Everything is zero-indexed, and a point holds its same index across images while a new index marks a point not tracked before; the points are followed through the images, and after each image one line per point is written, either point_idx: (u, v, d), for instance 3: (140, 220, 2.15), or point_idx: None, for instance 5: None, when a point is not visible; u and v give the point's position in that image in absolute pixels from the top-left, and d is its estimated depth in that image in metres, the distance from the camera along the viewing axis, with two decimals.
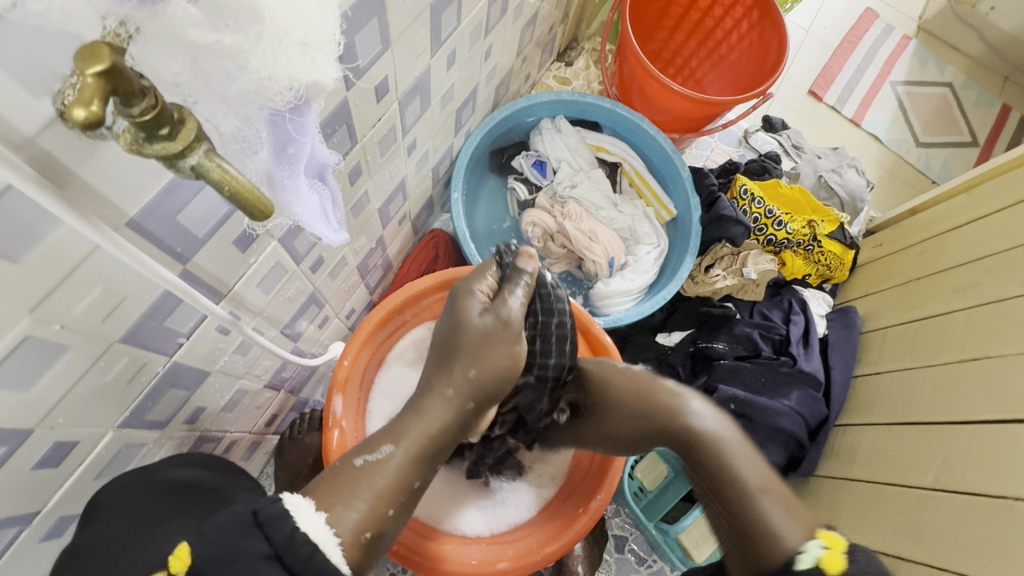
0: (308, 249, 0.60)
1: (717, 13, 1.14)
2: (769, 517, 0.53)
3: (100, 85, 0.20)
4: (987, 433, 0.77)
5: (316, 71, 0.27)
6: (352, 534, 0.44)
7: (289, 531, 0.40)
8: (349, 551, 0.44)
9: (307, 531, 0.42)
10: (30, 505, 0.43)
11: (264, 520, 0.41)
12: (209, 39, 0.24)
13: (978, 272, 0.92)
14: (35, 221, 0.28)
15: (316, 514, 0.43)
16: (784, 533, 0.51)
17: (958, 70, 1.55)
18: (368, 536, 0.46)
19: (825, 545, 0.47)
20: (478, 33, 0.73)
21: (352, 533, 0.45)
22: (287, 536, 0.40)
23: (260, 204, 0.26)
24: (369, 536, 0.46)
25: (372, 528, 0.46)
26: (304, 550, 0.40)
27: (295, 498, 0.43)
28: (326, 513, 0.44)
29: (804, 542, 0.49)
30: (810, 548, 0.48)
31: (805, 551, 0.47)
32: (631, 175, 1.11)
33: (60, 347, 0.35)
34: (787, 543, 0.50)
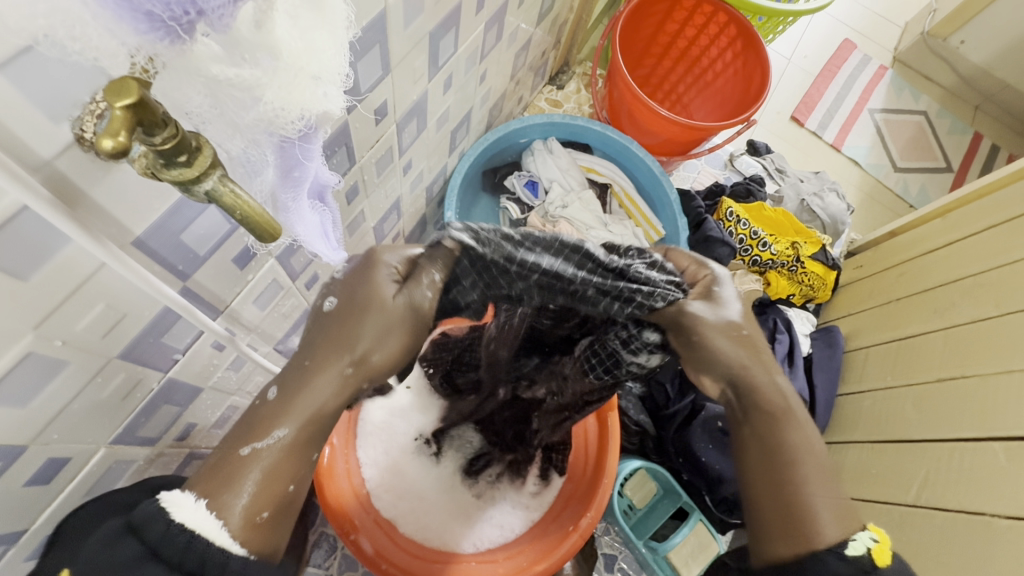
0: (304, 266, 0.60)
1: (703, 42, 1.18)
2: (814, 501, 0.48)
3: (127, 117, 0.21)
4: (966, 451, 0.79)
5: (327, 102, 0.29)
6: (241, 519, 0.40)
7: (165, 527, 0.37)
8: (239, 536, 0.39)
9: (181, 521, 0.38)
10: (17, 522, 0.42)
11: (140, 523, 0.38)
12: (228, 73, 0.25)
13: (955, 294, 0.95)
14: (45, 240, 0.29)
15: (194, 503, 0.39)
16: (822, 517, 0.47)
17: (932, 99, 1.62)
18: (264, 518, 0.41)
19: (877, 539, 0.46)
20: (474, 58, 0.75)
21: (244, 516, 0.40)
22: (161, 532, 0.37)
23: (269, 225, 0.28)
24: (266, 518, 0.41)
25: (270, 509, 0.41)
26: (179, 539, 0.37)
27: (175, 494, 0.39)
28: (207, 501, 0.39)
29: (854, 529, 0.47)
30: (863, 537, 0.46)
31: (858, 540, 0.46)
32: (621, 196, 1.15)
33: (60, 363, 0.36)
34: (826, 540, 0.46)
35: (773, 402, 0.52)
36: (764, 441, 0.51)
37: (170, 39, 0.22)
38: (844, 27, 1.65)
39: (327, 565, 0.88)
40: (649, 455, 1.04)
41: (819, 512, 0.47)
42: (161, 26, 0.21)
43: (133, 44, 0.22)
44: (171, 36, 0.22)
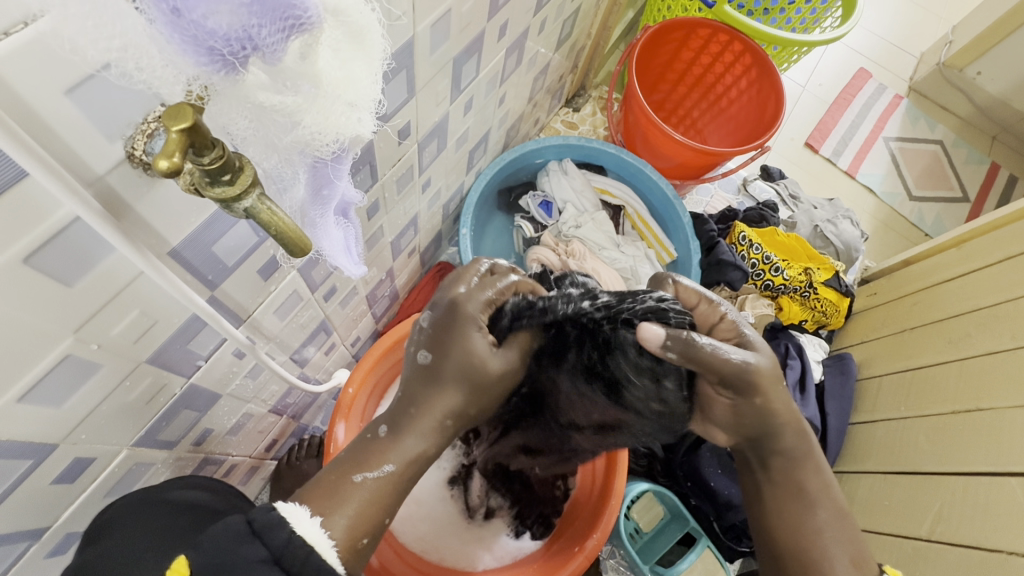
0: (323, 278, 0.62)
1: (717, 70, 1.20)
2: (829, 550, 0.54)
3: (182, 140, 0.23)
4: (980, 486, 0.77)
5: (360, 127, 0.31)
6: (345, 540, 0.41)
7: (286, 538, 0.38)
8: (342, 557, 0.41)
9: (302, 535, 0.39)
10: (42, 519, 0.43)
11: (261, 529, 0.39)
12: (273, 100, 0.27)
13: (969, 325, 0.94)
14: (92, 249, 0.31)
15: (311, 519, 0.40)
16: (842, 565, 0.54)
17: (948, 129, 1.62)
18: (364, 543, 0.42)
19: None
20: (494, 82, 0.78)
21: (347, 539, 0.41)
22: (285, 542, 0.38)
23: (301, 242, 0.29)
24: (365, 543, 0.43)
25: (370, 535, 0.43)
26: (302, 554, 0.38)
27: (292, 505, 0.40)
28: (321, 519, 0.41)
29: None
30: None
31: None
32: (633, 218, 1.16)
33: (94, 365, 0.37)
34: None
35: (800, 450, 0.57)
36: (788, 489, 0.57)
37: (226, 72, 0.24)
38: (860, 57, 1.67)
39: None
40: (657, 478, 1.03)
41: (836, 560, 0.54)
42: (219, 60, 0.23)
43: (191, 73, 0.24)
44: (227, 69, 0.24)
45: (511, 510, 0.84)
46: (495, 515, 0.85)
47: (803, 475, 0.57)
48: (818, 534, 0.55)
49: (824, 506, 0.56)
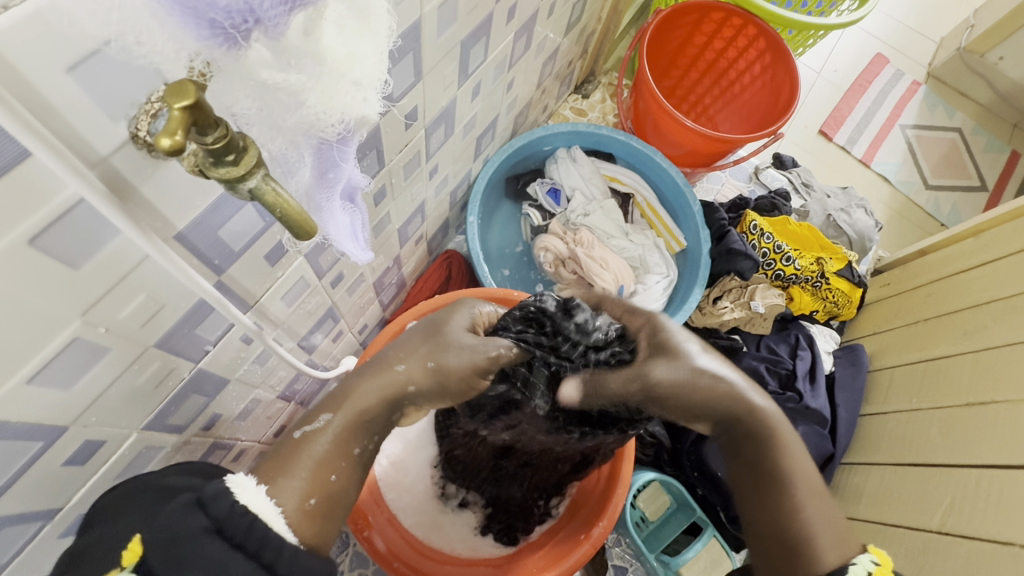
0: (330, 265, 0.62)
1: (731, 55, 1.18)
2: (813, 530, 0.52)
3: (184, 117, 0.23)
4: (994, 479, 0.76)
5: (365, 106, 0.30)
6: (295, 504, 0.45)
7: (229, 506, 0.41)
8: (293, 522, 0.44)
9: (246, 502, 0.42)
10: (54, 500, 0.44)
11: (206, 500, 0.42)
12: (277, 78, 0.26)
13: (986, 317, 0.92)
14: (97, 232, 0.31)
15: (255, 487, 0.44)
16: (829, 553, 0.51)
17: (967, 116, 1.58)
18: (313, 504, 0.46)
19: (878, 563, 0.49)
20: (502, 67, 0.76)
21: (296, 503, 0.45)
22: (227, 510, 0.41)
23: (306, 225, 0.29)
24: (314, 503, 0.46)
25: (317, 496, 0.46)
26: (243, 522, 0.41)
27: (238, 476, 0.44)
28: (266, 486, 0.45)
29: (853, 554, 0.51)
30: (863, 562, 0.50)
31: (858, 565, 0.49)
32: (643, 206, 1.15)
33: (103, 349, 0.37)
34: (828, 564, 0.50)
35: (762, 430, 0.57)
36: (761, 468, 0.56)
37: (228, 46, 0.23)
38: (876, 41, 1.63)
39: (338, 562, 0.89)
40: (663, 468, 1.03)
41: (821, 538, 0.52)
42: (220, 33, 0.23)
43: (192, 48, 0.23)
44: (229, 43, 0.23)
45: (483, 509, 0.80)
46: (468, 508, 0.81)
47: (773, 457, 0.56)
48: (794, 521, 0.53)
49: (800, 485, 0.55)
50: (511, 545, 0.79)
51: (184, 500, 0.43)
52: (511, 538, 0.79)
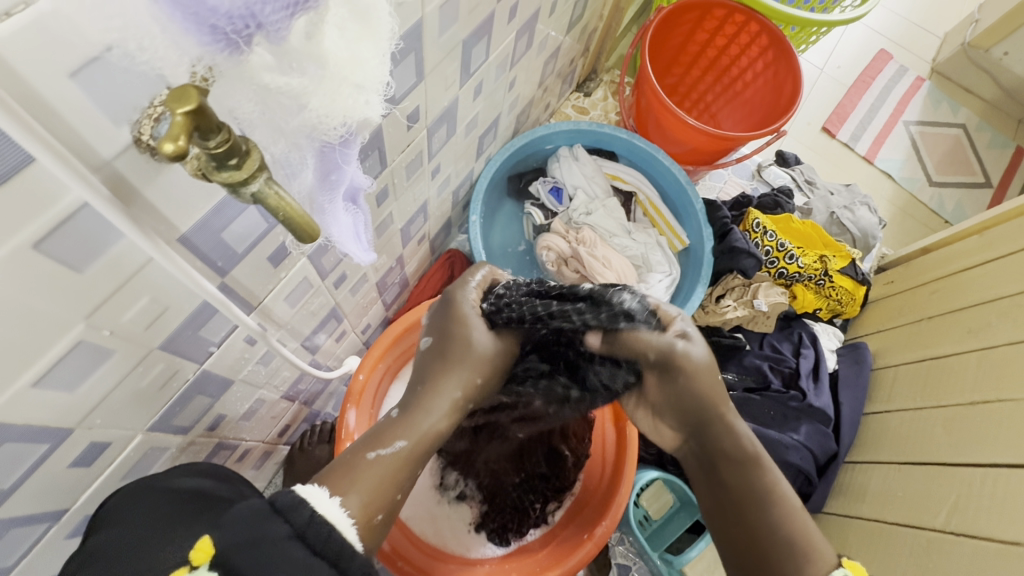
0: (333, 266, 0.62)
1: (733, 52, 1.17)
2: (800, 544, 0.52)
3: (187, 122, 0.23)
4: (999, 477, 0.76)
5: (368, 109, 0.30)
6: (364, 517, 0.46)
7: (308, 515, 0.41)
8: (361, 533, 0.45)
9: (324, 513, 0.43)
10: (60, 501, 0.44)
11: (283, 506, 0.42)
12: (278, 82, 0.26)
13: (991, 314, 0.92)
14: (100, 235, 0.31)
15: (329, 498, 0.44)
16: (811, 560, 0.51)
17: (972, 112, 1.57)
18: (378, 520, 0.47)
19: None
20: (505, 66, 0.76)
21: (365, 516, 0.46)
22: (307, 518, 0.41)
23: (308, 227, 0.29)
24: (379, 520, 0.47)
25: (382, 511, 0.48)
26: (323, 530, 0.41)
27: (312, 487, 0.45)
28: (339, 498, 0.45)
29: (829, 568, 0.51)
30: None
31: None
32: (645, 205, 1.14)
33: (107, 351, 0.37)
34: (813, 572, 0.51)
35: (740, 448, 0.58)
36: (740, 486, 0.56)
37: (230, 51, 0.24)
38: (880, 37, 1.62)
39: None
40: (666, 467, 1.01)
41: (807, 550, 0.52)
42: (223, 39, 0.23)
43: (195, 53, 0.23)
44: (230, 48, 0.24)
45: (480, 504, 0.83)
46: (465, 502, 0.84)
47: (758, 480, 0.56)
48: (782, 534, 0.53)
49: (781, 498, 0.55)
50: (500, 547, 0.80)
51: (255, 505, 0.42)
52: (502, 538, 0.80)
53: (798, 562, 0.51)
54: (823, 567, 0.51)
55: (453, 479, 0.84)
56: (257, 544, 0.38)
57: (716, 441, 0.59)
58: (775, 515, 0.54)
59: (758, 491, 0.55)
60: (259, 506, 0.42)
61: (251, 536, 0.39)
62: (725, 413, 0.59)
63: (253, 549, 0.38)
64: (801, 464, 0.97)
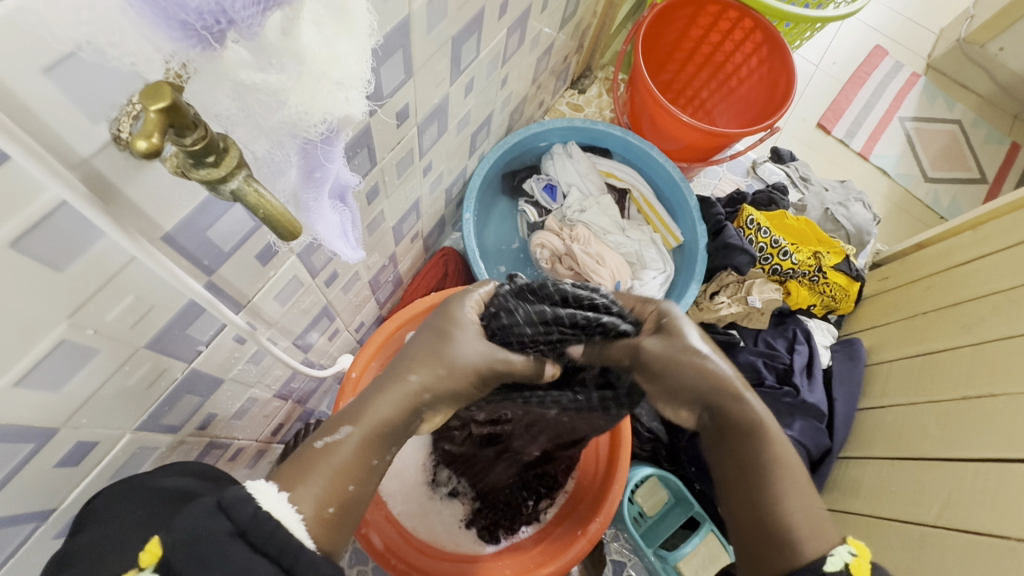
0: (324, 264, 0.62)
1: (727, 48, 1.17)
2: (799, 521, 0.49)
3: (160, 120, 0.23)
4: (990, 472, 0.76)
5: (349, 106, 0.30)
6: (314, 511, 0.43)
7: (253, 511, 0.39)
8: (312, 529, 0.43)
9: (268, 509, 0.41)
10: (48, 501, 0.44)
11: (228, 504, 0.40)
12: (256, 78, 0.26)
13: (983, 310, 0.92)
14: (81, 233, 0.30)
15: (276, 493, 0.42)
16: (807, 543, 0.48)
17: (967, 108, 1.57)
18: (331, 513, 0.44)
19: (856, 554, 0.46)
20: (496, 62, 0.76)
21: (314, 510, 0.43)
22: (250, 515, 0.39)
23: (291, 225, 0.29)
24: (331, 513, 0.44)
25: (336, 505, 0.45)
26: (268, 525, 0.40)
27: (259, 482, 0.42)
28: (288, 493, 0.43)
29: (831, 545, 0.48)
30: (840, 553, 0.47)
31: (835, 556, 0.47)
32: (639, 202, 1.14)
33: (92, 350, 0.37)
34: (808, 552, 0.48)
35: (741, 420, 0.54)
36: (740, 458, 0.53)
37: (202, 47, 0.23)
38: (876, 33, 1.61)
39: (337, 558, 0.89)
40: (661, 463, 1.02)
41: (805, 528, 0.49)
42: (193, 34, 0.23)
43: (167, 50, 0.23)
44: (202, 44, 0.23)
45: (473, 501, 0.84)
46: (457, 499, 0.84)
47: (764, 452, 0.53)
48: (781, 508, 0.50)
49: (786, 474, 0.52)
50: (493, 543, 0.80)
51: (206, 502, 0.40)
52: (493, 535, 0.81)
53: (794, 544, 0.48)
54: (824, 548, 0.48)
55: (446, 476, 0.84)
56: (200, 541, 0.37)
57: (725, 414, 0.54)
58: (783, 494, 0.51)
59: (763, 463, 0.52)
60: (206, 504, 0.40)
61: (195, 533, 0.38)
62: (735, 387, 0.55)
63: (188, 547, 0.37)
64: None
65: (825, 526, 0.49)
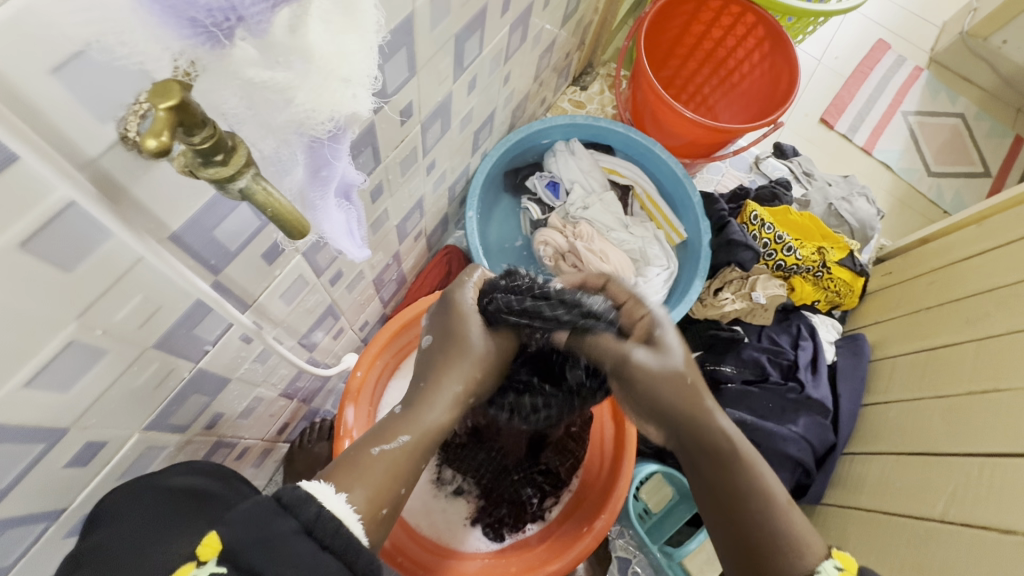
0: (329, 263, 0.62)
1: (729, 44, 1.17)
2: (788, 537, 0.51)
3: (170, 117, 0.23)
4: (996, 466, 0.76)
5: (356, 104, 0.30)
6: (370, 510, 0.46)
7: (316, 511, 0.41)
8: (367, 527, 0.45)
9: (331, 509, 0.42)
10: (58, 501, 0.44)
11: (288, 503, 0.40)
12: (263, 76, 0.26)
13: (988, 304, 0.92)
14: (89, 234, 0.30)
15: (336, 495, 0.44)
16: (801, 558, 0.50)
17: (971, 101, 1.56)
18: (385, 513, 0.47)
19: (840, 568, 0.49)
20: (499, 59, 0.76)
21: (371, 510, 0.46)
22: (315, 515, 0.41)
23: (298, 224, 0.29)
24: (385, 513, 0.47)
25: (388, 506, 0.47)
26: (332, 523, 0.41)
27: (318, 483, 0.44)
28: (346, 494, 0.45)
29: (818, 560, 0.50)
30: (827, 568, 0.49)
31: (823, 572, 0.49)
32: (642, 198, 1.14)
33: (101, 351, 0.37)
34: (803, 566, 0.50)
35: (719, 447, 0.55)
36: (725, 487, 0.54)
37: (211, 44, 0.23)
38: (878, 27, 1.61)
39: None
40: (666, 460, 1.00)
41: (796, 544, 0.51)
42: (202, 32, 0.22)
43: (175, 48, 0.23)
44: (212, 42, 0.23)
45: (477, 499, 0.83)
46: (462, 497, 0.84)
47: (743, 478, 0.53)
48: (770, 530, 0.51)
49: (768, 495, 0.53)
50: (496, 541, 0.80)
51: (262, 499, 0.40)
52: (497, 533, 0.80)
53: (790, 561, 0.50)
54: (811, 563, 0.50)
55: (451, 474, 0.84)
56: (265, 540, 0.38)
57: (696, 440, 0.56)
58: (765, 515, 0.52)
59: (745, 488, 0.53)
60: (264, 501, 0.40)
61: (259, 534, 0.37)
62: (704, 409, 0.56)
63: (258, 548, 0.37)
64: (800, 455, 0.97)
65: (812, 538, 0.51)
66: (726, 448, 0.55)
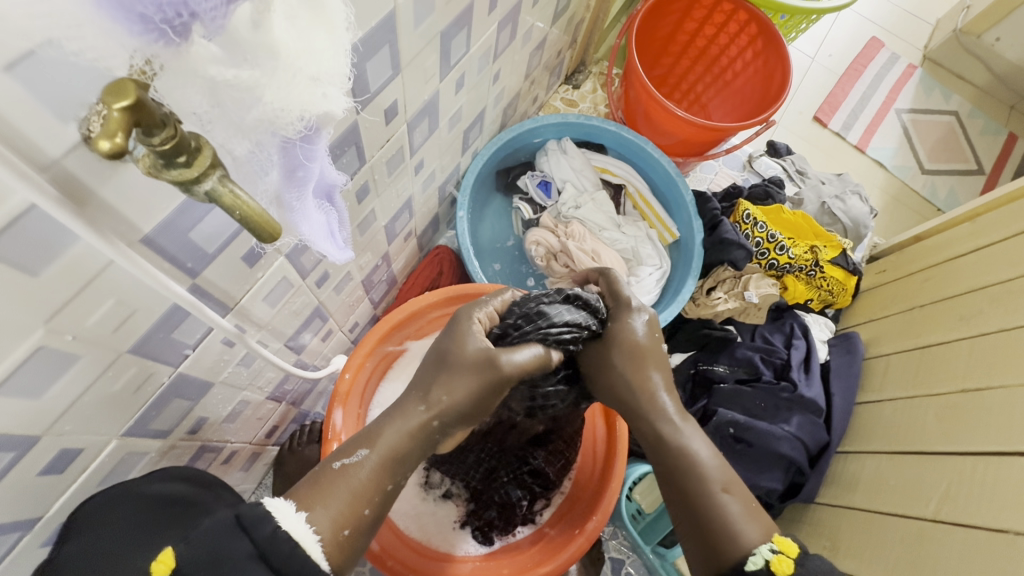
0: (314, 265, 0.61)
1: (722, 41, 1.16)
2: (727, 518, 0.50)
3: (124, 118, 0.22)
4: (989, 465, 0.76)
5: (328, 103, 0.29)
6: (330, 532, 0.43)
7: (270, 531, 0.42)
8: (327, 550, 0.43)
9: (287, 529, 0.42)
10: (34, 509, 0.43)
11: (247, 523, 0.42)
12: (227, 74, 0.25)
13: (981, 302, 0.92)
14: (53, 238, 0.30)
15: (295, 514, 0.43)
16: (738, 540, 0.49)
17: (964, 99, 1.56)
18: (347, 535, 0.44)
19: (777, 550, 0.47)
20: (488, 57, 0.75)
21: (331, 531, 0.44)
22: (269, 535, 0.42)
23: (269, 227, 0.28)
24: (348, 534, 0.45)
25: (351, 526, 0.45)
26: (285, 547, 0.41)
27: (278, 500, 0.44)
28: (306, 513, 0.43)
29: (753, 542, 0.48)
30: (761, 549, 0.47)
31: (756, 553, 0.47)
32: (635, 197, 1.13)
33: (72, 356, 0.36)
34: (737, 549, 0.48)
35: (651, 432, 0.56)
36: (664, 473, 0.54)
37: (165, 42, 0.23)
38: (872, 25, 1.60)
39: None
40: None
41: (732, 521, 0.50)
42: (154, 28, 0.22)
43: (131, 46, 0.22)
44: (165, 40, 0.23)
45: (467, 503, 0.82)
46: (451, 500, 0.83)
47: (681, 460, 0.53)
48: (707, 514, 0.51)
49: (705, 478, 0.52)
50: (484, 544, 0.80)
51: (224, 518, 0.42)
52: (486, 536, 0.80)
53: (726, 543, 0.49)
54: (748, 545, 0.48)
55: (439, 479, 0.83)
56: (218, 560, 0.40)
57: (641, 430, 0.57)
58: (702, 498, 0.51)
59: (681, 470, 0.53)
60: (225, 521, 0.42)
61: (216, 554, 0.40)
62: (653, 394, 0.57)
63: (212, 567, 0.40)
64: (794, 455, 0.96)
65: (748, 523, 0.50)
66: (672, 437, 0.55)
